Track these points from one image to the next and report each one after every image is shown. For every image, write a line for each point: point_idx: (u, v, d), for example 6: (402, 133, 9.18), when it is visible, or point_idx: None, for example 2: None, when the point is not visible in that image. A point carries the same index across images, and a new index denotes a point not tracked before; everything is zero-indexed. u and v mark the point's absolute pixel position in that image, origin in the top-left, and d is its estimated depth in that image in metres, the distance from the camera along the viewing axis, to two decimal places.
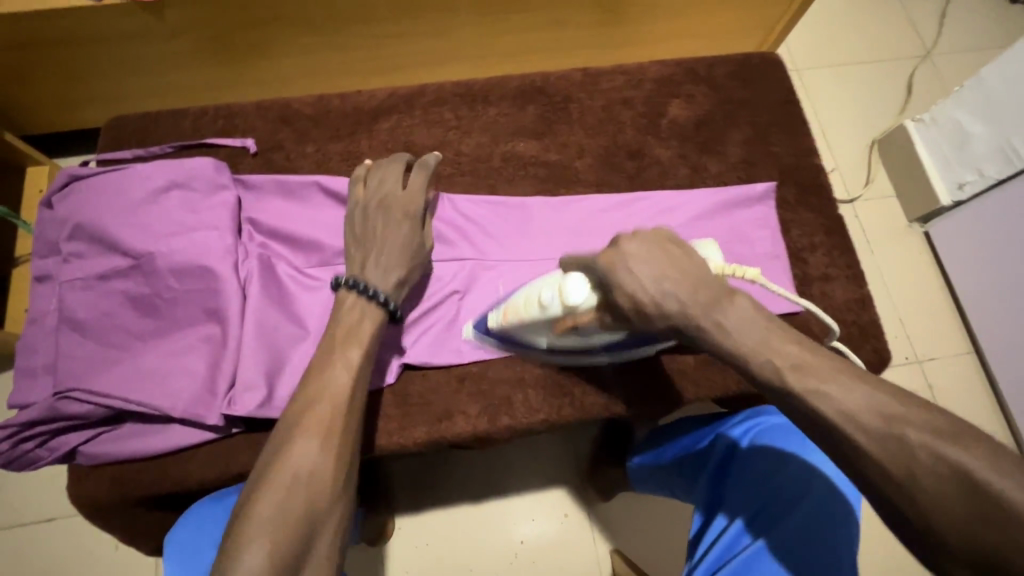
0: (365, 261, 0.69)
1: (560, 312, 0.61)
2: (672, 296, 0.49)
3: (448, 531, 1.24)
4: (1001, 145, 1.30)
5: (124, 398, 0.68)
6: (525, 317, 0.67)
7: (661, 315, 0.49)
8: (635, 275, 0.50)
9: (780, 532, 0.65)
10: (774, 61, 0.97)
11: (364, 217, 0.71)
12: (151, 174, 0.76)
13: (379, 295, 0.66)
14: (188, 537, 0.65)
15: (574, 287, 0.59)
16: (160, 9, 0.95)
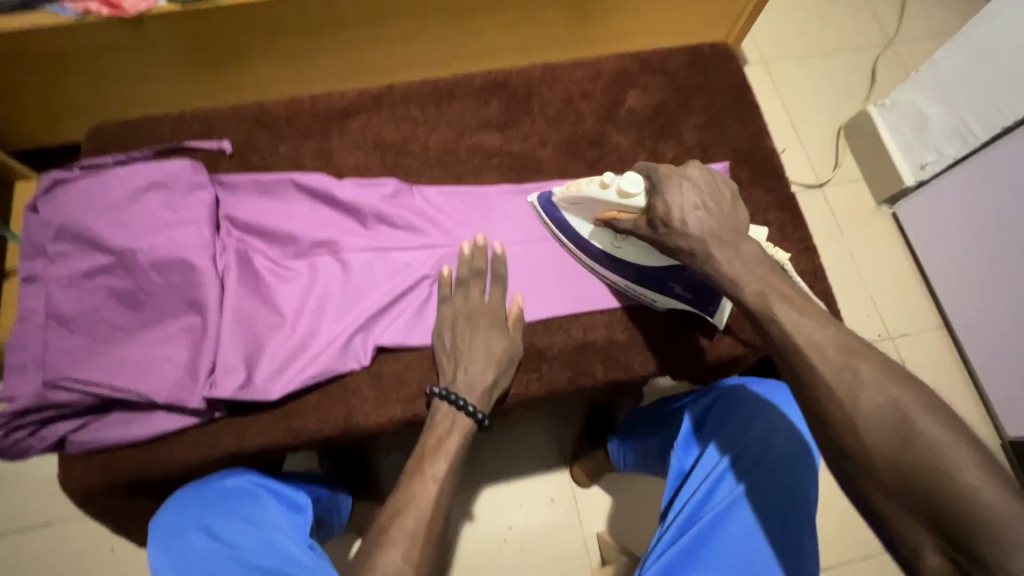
0: (457, 372, 0.75)
1: (612, 198, 0.75)
2: (700, 216, 0.67)
3: (513, 517, 1.29)
4: (958, 126, 1.35)
5: (110, 386, 0.71)
6: (581, 194, 0.79)
7: (681, 230, 0.67)
8: (680, 191, 0.68)
9: (750, 491, 0.72)
10: (725, 50, 1.03)
11: (458, 332, 0.78)
12: (133, 176, 0.80)
13: (471, 407, 0.72)
14: (171, 520, 0.67)
15: (633, 179, 0.73)
16: (140, 22, 0.99)
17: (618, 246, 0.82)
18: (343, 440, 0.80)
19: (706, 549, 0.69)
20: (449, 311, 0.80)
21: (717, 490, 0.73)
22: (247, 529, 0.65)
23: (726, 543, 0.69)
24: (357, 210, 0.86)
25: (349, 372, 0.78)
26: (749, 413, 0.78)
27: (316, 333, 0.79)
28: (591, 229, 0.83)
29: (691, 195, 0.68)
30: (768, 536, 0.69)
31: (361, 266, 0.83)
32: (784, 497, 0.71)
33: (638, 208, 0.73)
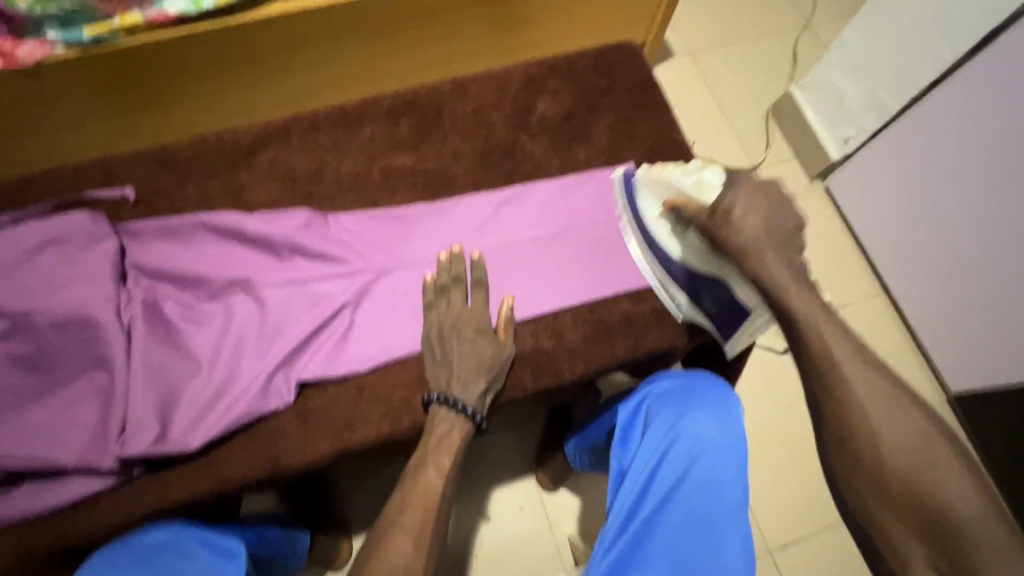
0: (452, 379, 0.78)
1: (684, 188, 0.80)
2: (756, 220, 0.71)
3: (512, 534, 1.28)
4: (871, 98, 1.39)
5: (14, 457, 0.68)
6: (664, 175, 0.84)
7: (730, 225, 0.72)
8: (747, 195, 0.72)
9: (679, 485, 0.73)
10: (630, 50, 1.04)
11: (453, 342, 0.80)
12: (25, 235, 0.77)
13: (469, 410, 0.76)
14: None
15: (713, 177, 0.78)
16: (32, 73, 0.96)
17: (673, 237, 0.84)
18: (274, 481, 0.78)
19: (643, 550, 0.69)
20: (436, 321, 0.81)
21: (650, 487, 0.74)
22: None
23: (661, 541, 0.69)
24: (269, 244, 0.84)
25: (273, 412, 0.77)
26: (678, 407, 0.79)
27: (235, 376, 0.77)
28: (659, 214, 0.85)
29: (755, 201, 0.72)
30: (701, 527, 0.70)
31: (276, 302, 0.81)
32: (713, 488, 0.72)
33: (704, 202, 0.77)
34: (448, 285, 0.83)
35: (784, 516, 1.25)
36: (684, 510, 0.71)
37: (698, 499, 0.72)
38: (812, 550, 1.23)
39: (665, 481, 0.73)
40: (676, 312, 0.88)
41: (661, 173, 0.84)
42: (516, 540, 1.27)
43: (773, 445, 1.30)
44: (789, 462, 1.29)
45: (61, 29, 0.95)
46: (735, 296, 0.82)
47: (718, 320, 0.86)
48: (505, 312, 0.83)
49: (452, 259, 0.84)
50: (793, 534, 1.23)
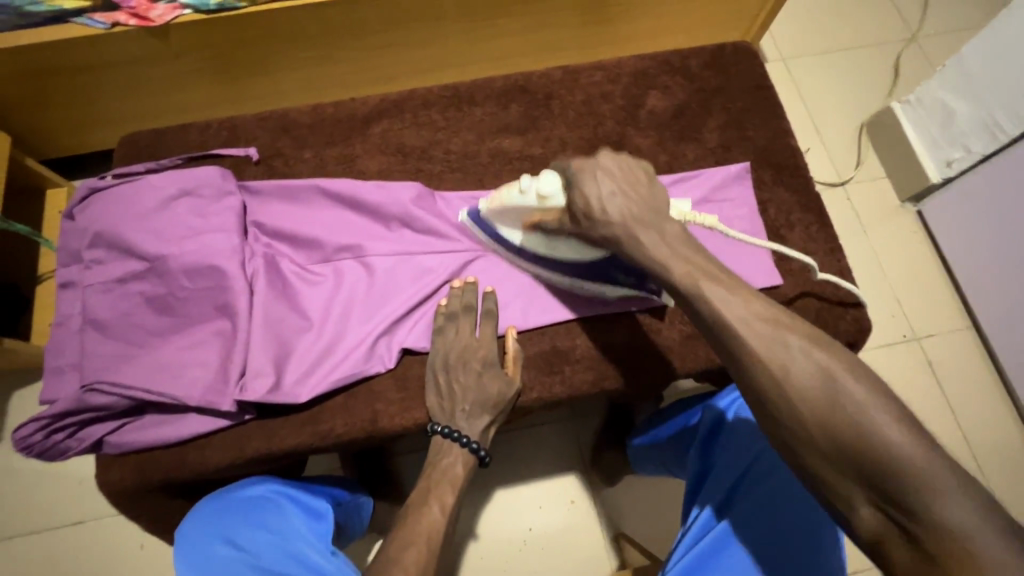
0: (455, 412, 0.77)
1: (535, 204, 0.75)
2: (617, 203, 0.65)
3: (562, 524, 1.25)
4: (986, 120, 1.30)
5: (145, 389, 0.73)
6: (503, 204, 0.78)
7: (601, 220, 0.66)
8: (596, 182, 0.67)
9: (765, 498, 0.70)
10: (746, 49, 1.02)
11: (483, 371, 0.78)
12: (163, 184, 0.82)
13: (472, 444, 0.76)
14: (194, 532, 0.69)
15: (550, 181, 0.72)
16: (165, 32, 1.02)
17: (550, 249, 0.80)
18: (370, 442, 0.81)
19: (726, 559, 0.66)
20: (442, 347, 0.79)
21: (738, 490, 0.72)
22: (268, 538, 0.68)
23: (746, 550, 0.67)
24: (380, 213, 0.87)
25: (374, 375, 0.79)
26: None
27: (342, 337, 0.80)
28: (522, 237, 0.82)
29: (603, 184, 0.66)
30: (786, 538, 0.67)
31: (384, 270, 0.84)
32: (801, 503, 0.69)
33: (558, 208, 0.72)
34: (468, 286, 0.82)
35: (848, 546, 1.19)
36: (772, 522, 0.68)
37: (786, 513, 0.69)
38: None
39: (750, 494, 0.71)
40: (602, 298, 0.85)
41: (499, 205, 0.78)
42: (566, 532, 1.24)
43: None
44: None
45: None
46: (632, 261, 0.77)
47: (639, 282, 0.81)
48: (511, 348, 0.81)
49: (465, 287, 0.82)
50: (861, 564, 1.18)
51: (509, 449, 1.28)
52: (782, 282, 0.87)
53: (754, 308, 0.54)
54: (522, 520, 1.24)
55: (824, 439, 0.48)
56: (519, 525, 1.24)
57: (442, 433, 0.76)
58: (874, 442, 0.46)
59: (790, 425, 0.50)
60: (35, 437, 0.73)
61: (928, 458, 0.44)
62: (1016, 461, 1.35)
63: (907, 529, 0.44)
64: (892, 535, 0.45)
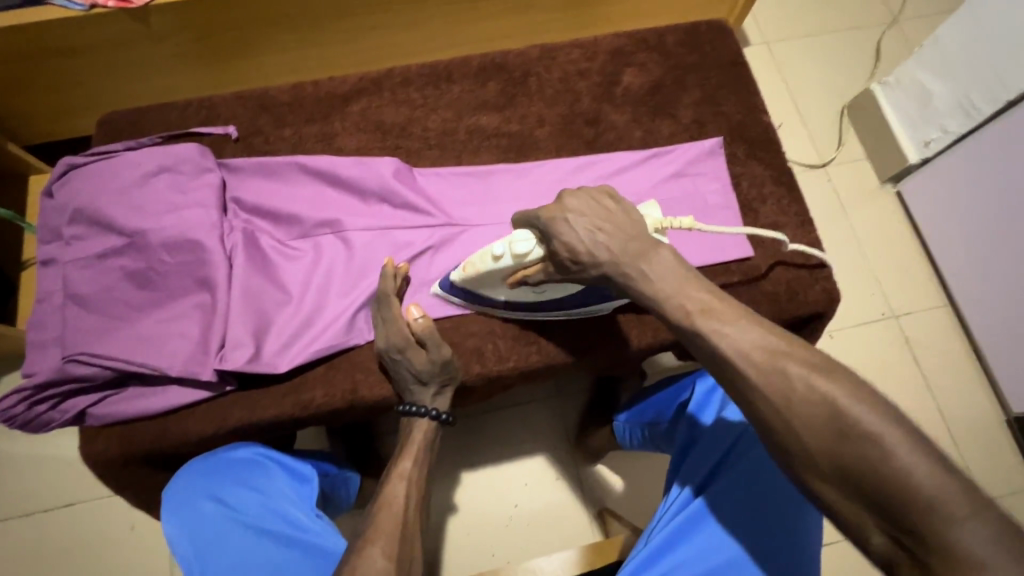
0: (405, 390, 0.79)
1: (513, 265, 0.72)
2: (601, 240, 0.64)
3: (547, 500, 1.27)
4: (961, 100, 1.32)
5: (126, 360, 0.75)
6: (478, 272, 0.75)
7: (594, 260, 0.65)
8: (570, 226, 0.65)
9: (751, 466, 0.72)
10: (721, 27, 1.03)
11: (430, 360, 0.76)
12: (142, 161, 0.83)
13: (428, 413, 0.78)
14: (182, 492, 0.71)
15: (522, 240, 0.69)
16: (144, 14, 1.01)
17: (541, 292, 0.78)
18: (350, 412, 0.83)
19: (712, 517, 0.70)
20: (381, 343, 0.78)
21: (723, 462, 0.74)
22: (252, 497, 0.71)
23: (731, 510, 0.70)
24: (359, 189, 0.88)
25: (353, 347, 0.81)
26: None
27: (321, 311, 0.81)
28: (508, 293, 0.79)
29: (584, 221, 0.65)
30: (767, 499, 0.70)
31: (363, 245, 0.85)
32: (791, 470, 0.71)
33: (539, 260, 0.70)
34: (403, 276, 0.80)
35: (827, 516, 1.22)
36: (757, 485, 0.71)
37: (770, 483, 0.70)
38: (853, 551, 1.21)
39: (736, 464, 0.72)
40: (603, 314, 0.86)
41: (476, 275, 0.76)
42: (552, 507, 1.27)
43: None
44: None
45: None
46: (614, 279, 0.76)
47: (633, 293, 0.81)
48: (416, 331, 0.76)
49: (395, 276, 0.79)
50: (837, 533, 1.22)
51: (494, 429, 1.30)
52: (753, 253, 0.90)
53: (755, 336, 0.56)
54: (507, 495, 1.26)
55: (840, 463, 0.50)
56: (505, 502, 1.26)
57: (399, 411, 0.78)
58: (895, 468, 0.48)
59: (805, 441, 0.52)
60: (17, 409, 0.74)
61: (944, 488, 0.46)
62: (988, 432, 1.39)
63: (917, 556, 0.47)
64: (901, 559, 0.48)
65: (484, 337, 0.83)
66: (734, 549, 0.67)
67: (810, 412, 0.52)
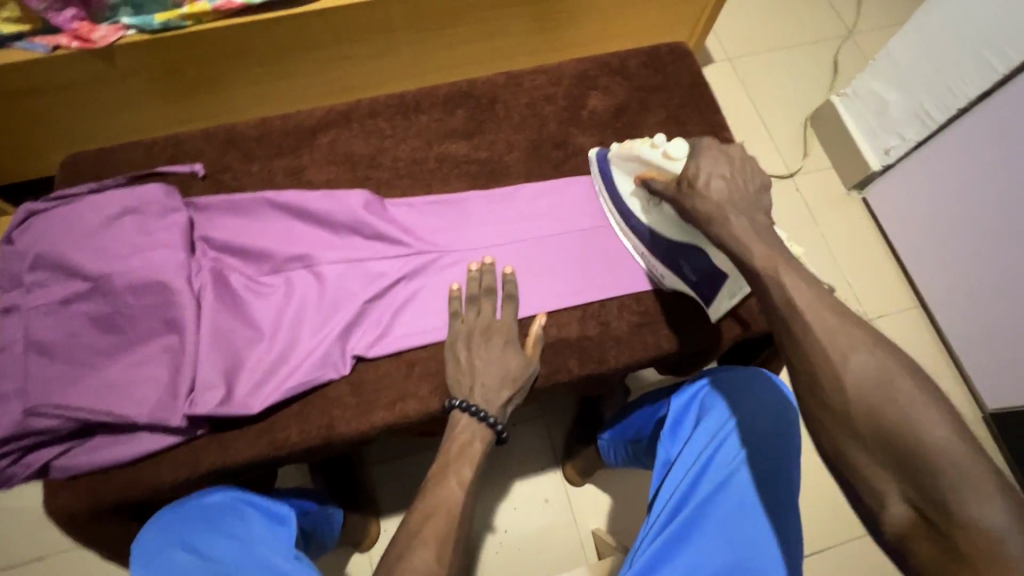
0: (474, 386, 0.77)
1: (654, 161, 0.80)
2: (722, 184, 0.72)
3: (536, 523, 1.25)
4: (917, 109, 1.37)
5: (91, 410, 0.73)
6: (630, 149, 0.83)
7: (700, 190, 0.73)
8: (713, 162, 0.74)
9: (730, 483, 0.71)
10: (682, 49, 1.06)
11: (494, 319, 0.82)
12: (107, 203, 0.82)
13: (491, 418, 0.75)
14: (151, 542, 0.68)
15: (680, 148, 0.78)
16: (109, 54, 1.01)
17: (648, 211, 0.86)
18: (328, 449, 0.81)
19: (694, 532, 0.69)
20: (472, 322, 0.82)
21: (703, 478, 0.72)
22: (229, 545, 0.67)
23: (713, 524, 0.69)
24: (329, 221, 0.88)
25: (329, 382, 0.80)
26: (735, 401, 0.77)
27: (294, 347, 0.80)
28: (631, 190, 0.87)
29: (717, 164, 0.74)
30: (749, 514, 0.68)
31: (335, 278, 0.84)
32: (770, 480, 0.71)
33: (673, 171, 0.78)
34: (479, 296, 0.83)
35: (815, 521, 1.23)
36: (741, 496, 0.70)
37: (749, 500, 0.69)
38: (841, 559, 1.21)
39: (715, 480, 0.71)
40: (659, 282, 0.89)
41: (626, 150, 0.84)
42: (541, 531, 1.25)
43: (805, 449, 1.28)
44: (820, 470, 1.27)
45: (134, 14, 0.99)
46: (711, 263, 0.81)
47: (696, 287, 0.84)
48: (535, 329, 0.83)
49: (483, 269, 0.84)
50: (826, 541, 1.22)
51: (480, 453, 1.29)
52: None
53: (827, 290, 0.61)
54: (496, 521, 1.24)
55: (871, 434, 0.52)
56: (495, 527, 1.24)
57: (460, 405, 0.76)
58: (919, 440, 0.50)
59: (837, 413, 0.54)
60: None
61: None
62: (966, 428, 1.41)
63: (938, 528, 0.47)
64: (920, 530, 0.48)
65: (541, 341, 0.84)
66: (716, 563, 0.66)
67: (844, 393, 0.54)
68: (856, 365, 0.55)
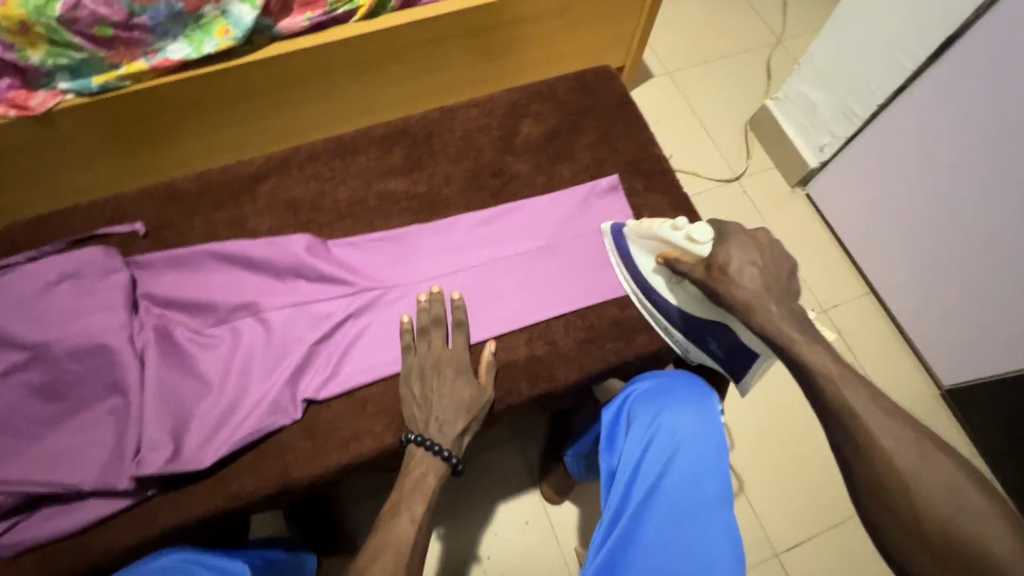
0: (429, 420, 0.79)
1: (679, 243, 0.81)
2: (755, 273, 0.75)
3: (519, 546, 1.25)
4: (843, 108, 1.44)
5: (36, 482, 0.72)
6: (653, 229, 0.84)
7: (736, 281, 0.75)
8: (741, 250, 0.77)
9: (661, 485, 0.72)
10: (607, 72, 1.11)
11: (445, 350, 0.84)
12: (43, 271, 0.82)
13: (444, 451, 0.76)
14: None
15: (703, 231, 0.79)
16: (49, 118, 1.01)
17: (671, 288, 0.86)
18: (286, 495, 0.81)
19: (633, 543, 0.69)
20: (425, 359, 0.83)
21: (635, 484, 0.74)
22: None
23: (652, 529, 0.70)
24: (272, 268, 0.89)
25: (281, 428, 0.80)
26: (658, 403, 0.80)
27: (243, 397, 0.80)
28: (654, 267, 0.87)
29: (749, 254, 0.76)
30: (685, 513, 0.70)
31: (282, 323, 0.85)
32: (700, 475, 0.72)
33: (700, 256, 0.79)
34: (429, 326, 0.85)
35: (789, 513, 1.26)
36: (673, 497, 0.71)
37: (681, 500, 0.71)
38: (818, 550, 1.23)
39: (645, 485, 0.73)
40: (684, 356, 0.90)
41: (650, 229, 0.85)
42: (524, 554, 1.24)
43: (772, 445, 1.31)
44: (789, 463, 1.30)
45: (72, 79, 1.00)
46: (740, 339, 0.83)
47: (726, 362, 0.87)
48: (486, 355, 0.85)
49: (432, 299, 0.86)
50: (800, 532, 1.24)
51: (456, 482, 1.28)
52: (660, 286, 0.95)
53: None
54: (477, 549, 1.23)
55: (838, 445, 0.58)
56: (476, 555, 1.23)
57: (414, 440, 0.77)
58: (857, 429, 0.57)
59: None
60: None
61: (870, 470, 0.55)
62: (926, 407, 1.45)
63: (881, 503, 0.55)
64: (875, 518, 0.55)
65: (495, 368, 0.86)
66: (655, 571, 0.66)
67: None
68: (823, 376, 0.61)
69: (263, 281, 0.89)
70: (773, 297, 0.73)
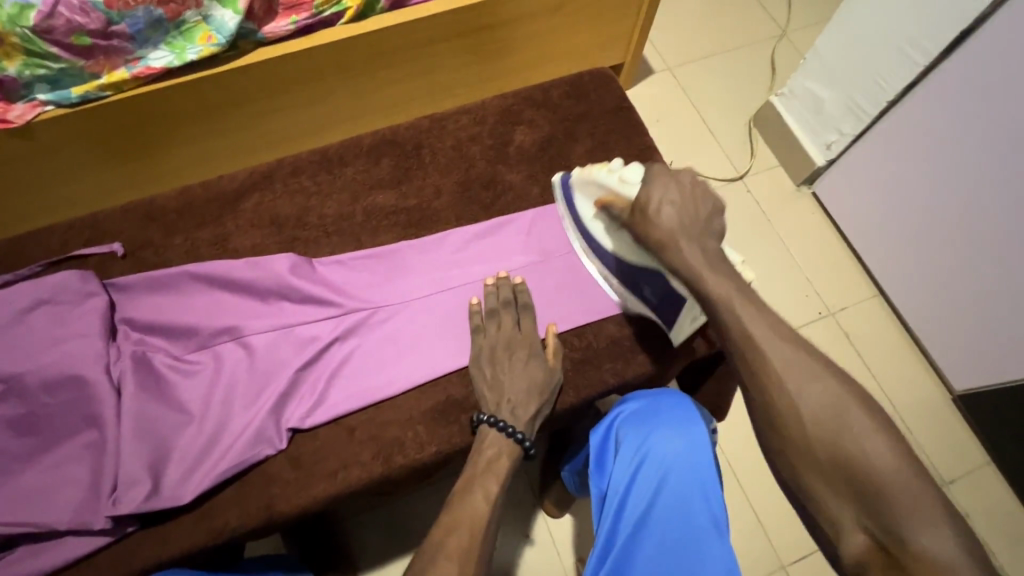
0: (501, 402, 0.77)
1: (612, 187, 0.80)
2: (674, 211, 0.72)
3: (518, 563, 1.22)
4: (848, 104, 1.38)
5: (10, 522, 0.69)
6: (590, 176, 0.83)
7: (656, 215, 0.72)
8: (664, 186, 0.73)
9: (649, 518, 0.69)
10: (604, 74, 1.06)
11: (515, 332, 0.83)
12: (16, 298, 0.79)
13: (517, 433, 0.74)
14: None
15: (635, 172, 0.78)
16: (28, 133, 0.98)
17: (609, 234, 0.86)
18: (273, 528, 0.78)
19: None
20: (494, 340, 0.82)
21: (621, 517, 0.70)
22: None
23: (641, 565, 0.67)
24: (254, 289, 0.85)
25: (265, 458, 0.77)
26: (644, 427, 0.74)
27: (225, 427, 0.77)
28: (594, 213, 0.86)
29: (669, 188, 0.73)
30: (675, 548, 0.67)
31: (265, 347, 0.82)
32: (690, 506, 0.69)
33: (629, 196, 0.78)
34: (498, 309, 0.84)
35: (796, 527, 1.22)
36: (662, 531, 0.68)
37: (671, 534, 0.68)
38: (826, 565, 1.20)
39: (631, 519, 0.69)
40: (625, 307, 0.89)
41: (587, 175, 0.83)
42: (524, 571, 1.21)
43: None
44: None
45: (51, 90, 0.96)
46: (669, 285, 0.81)
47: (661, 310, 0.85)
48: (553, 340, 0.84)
49: (499, 283, 0.86)
50: (808, 546, 1.21)
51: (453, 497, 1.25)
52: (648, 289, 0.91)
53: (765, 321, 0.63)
54: None
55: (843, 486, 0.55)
56: None
57: (488, 420, 0.74)
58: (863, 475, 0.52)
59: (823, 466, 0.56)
60: None
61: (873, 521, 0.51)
62: (937, 414, 1.41)
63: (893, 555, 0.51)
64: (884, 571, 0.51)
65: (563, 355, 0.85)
66: None
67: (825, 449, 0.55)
68: (825, 415, 0.57)
69: (245, 303, 0.85)
70: (688, 235, 0.70)
